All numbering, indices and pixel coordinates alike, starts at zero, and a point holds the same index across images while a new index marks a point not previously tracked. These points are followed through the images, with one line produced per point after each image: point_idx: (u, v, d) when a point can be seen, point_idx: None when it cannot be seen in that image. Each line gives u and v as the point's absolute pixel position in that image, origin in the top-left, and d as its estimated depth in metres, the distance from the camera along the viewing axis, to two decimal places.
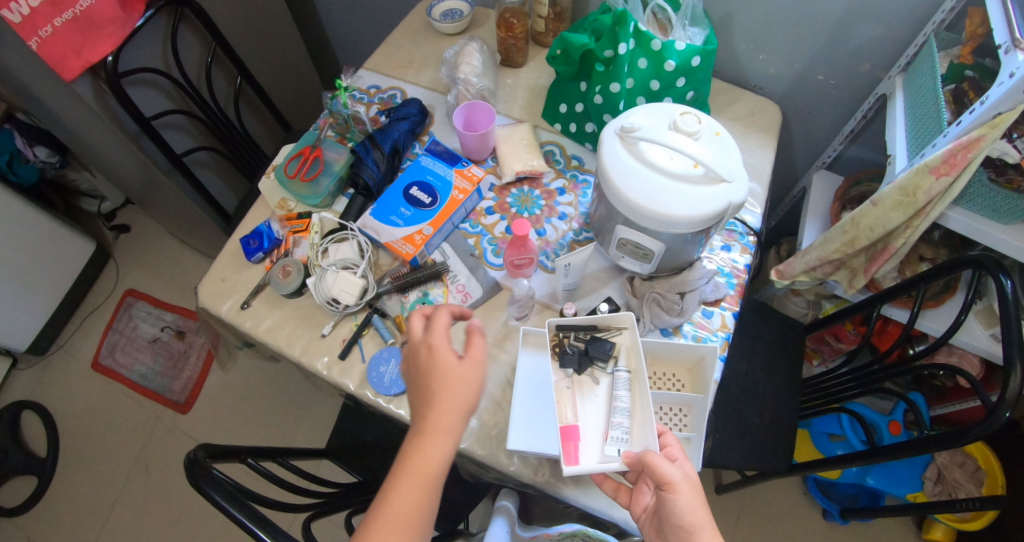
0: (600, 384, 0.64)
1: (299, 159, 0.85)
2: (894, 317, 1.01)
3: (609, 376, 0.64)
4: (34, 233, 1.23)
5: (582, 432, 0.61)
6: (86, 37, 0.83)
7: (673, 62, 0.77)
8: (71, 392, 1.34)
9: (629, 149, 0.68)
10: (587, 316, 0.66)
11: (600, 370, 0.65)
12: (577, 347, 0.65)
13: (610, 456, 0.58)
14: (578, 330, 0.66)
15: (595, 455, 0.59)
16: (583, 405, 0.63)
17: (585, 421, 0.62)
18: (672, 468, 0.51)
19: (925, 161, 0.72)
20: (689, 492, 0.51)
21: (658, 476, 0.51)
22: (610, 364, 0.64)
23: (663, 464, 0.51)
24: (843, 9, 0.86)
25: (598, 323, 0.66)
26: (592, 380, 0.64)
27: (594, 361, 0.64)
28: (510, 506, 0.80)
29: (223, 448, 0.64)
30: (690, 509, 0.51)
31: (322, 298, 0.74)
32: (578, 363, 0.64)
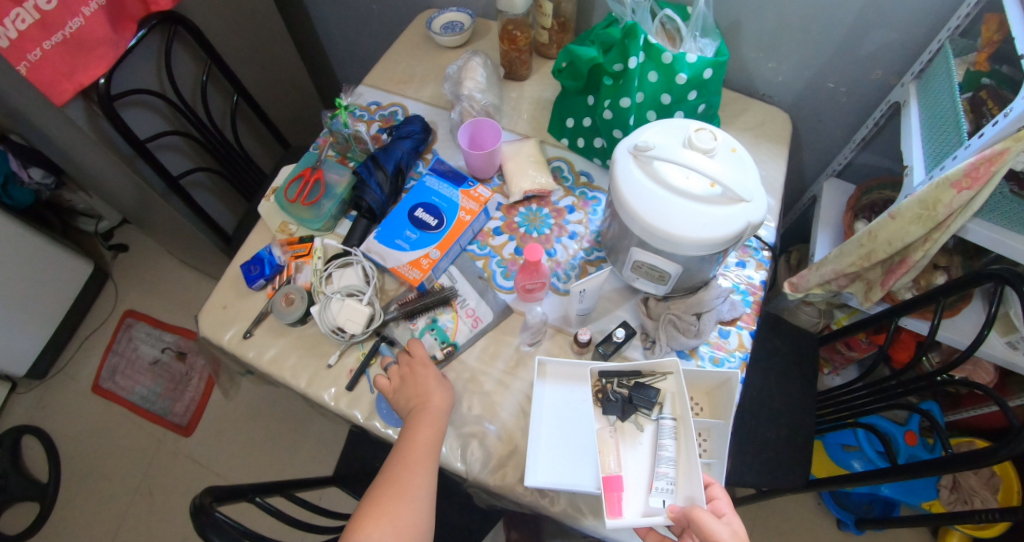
0: (645, 432, 0.62)
1: (299, 182, 0.83)
2: (911, 328, 0.98)
3: (654, 423, 0.62)
4: (30, 256, 1.21)
5: (626, 482, 0.59)
6: (77, 60, 0.80)
7: (685, 74, 0.74)
8: (71, 415, 1.32)
9: (643, 168, 0.66)
10: (631, 362, 0.63)
11: (645, 417, 0.62)
12: (621, 394, 0.62)
13: (654, 507, 0.56)
14: (622, 376, 0.64)
15: (638, 507, 0.57)
16: (627, 455, 0.60)
17: (629, 471, 0.59)
18: (720, 525, 0.49)
19: (946, 174, 0.69)
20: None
21: (705, 532, 0.49)
22: (654, 411, 0.61)
23: (710, 520, 0.49)
24: (856, 15, 0.84)
25: (642, 369, 0.63)
26: (636, 427, 0.62)
27: (638, 407, 0.62)
28: None
29: (229, 489, 0.62)
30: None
31: (327, 327, 0.72)
32: (622, 410, 0.62)
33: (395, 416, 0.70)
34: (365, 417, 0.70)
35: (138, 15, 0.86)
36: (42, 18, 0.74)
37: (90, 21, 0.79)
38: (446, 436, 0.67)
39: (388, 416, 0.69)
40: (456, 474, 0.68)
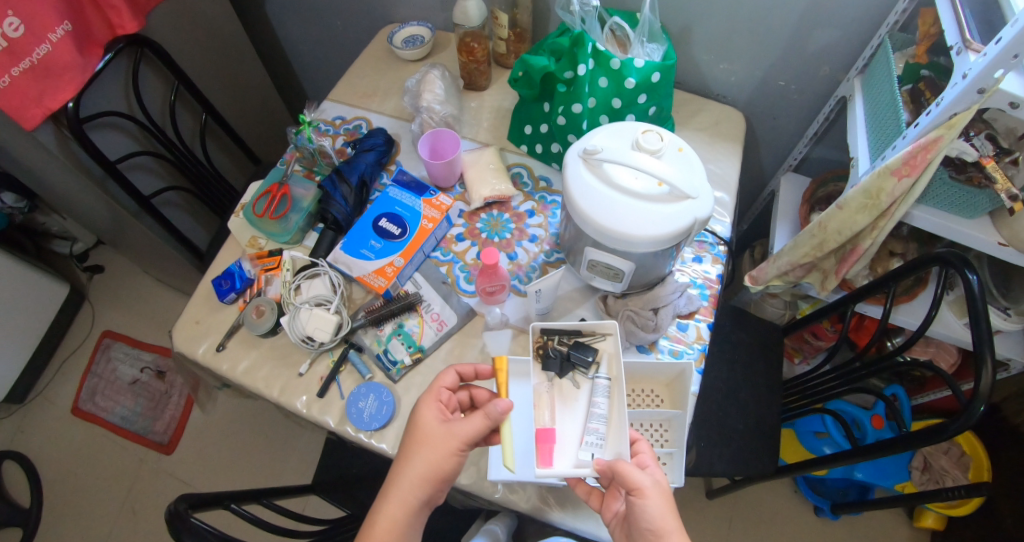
0: (581, 390, 0.64)
1: (266, 197, 0.85)
2: (869, 314, 1.02)
3: (590, 382, 0.64)
4: (5, 281, 1.21)
5: (558, 435, 0.61)
6: (45, 85, 0.81)
7: (633, 79, 0.77)
8: (52, 439, 1.32)
9: (594, 172, 0.68)
10: (572, 321, 0.65)
11: (582, 374, 0.64)
12: (560, 351, 0.65)
13: (584, 461, 0.59)
14: (563, 334, 0.66)
15: (569, 460, 0.59)
16: (562, 412, 0.62)
17: (562, 425, 0.61)
18: (641, 475, 0.53)
19: (887, 164, 0.72)
20: (657, 497, 0.53)
21: (628, 482, 0.53)
22: (591, 370, 0.64)
23: (634, 471, 0.53)
24: (799, 15, 0.87)
25: (582, 329, 0.66)
26: (574, 384, 0.64)
27: (576, 366, 0.64)
28: (496, 529, 0.79)
29: (205, 496, 0.64)
30: (658, 513, 0.52)
31: (297, 336, 0.74)
32: (560, 367, 0.64)
33: (365, 419, 0.70)
34: (336, 422, 0.71)
35: (104, 39, 0.88)
36: (9, 46, 0.75)
37: (57, 47, 0.81)
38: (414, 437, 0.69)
39: (359, 421, 0.70)
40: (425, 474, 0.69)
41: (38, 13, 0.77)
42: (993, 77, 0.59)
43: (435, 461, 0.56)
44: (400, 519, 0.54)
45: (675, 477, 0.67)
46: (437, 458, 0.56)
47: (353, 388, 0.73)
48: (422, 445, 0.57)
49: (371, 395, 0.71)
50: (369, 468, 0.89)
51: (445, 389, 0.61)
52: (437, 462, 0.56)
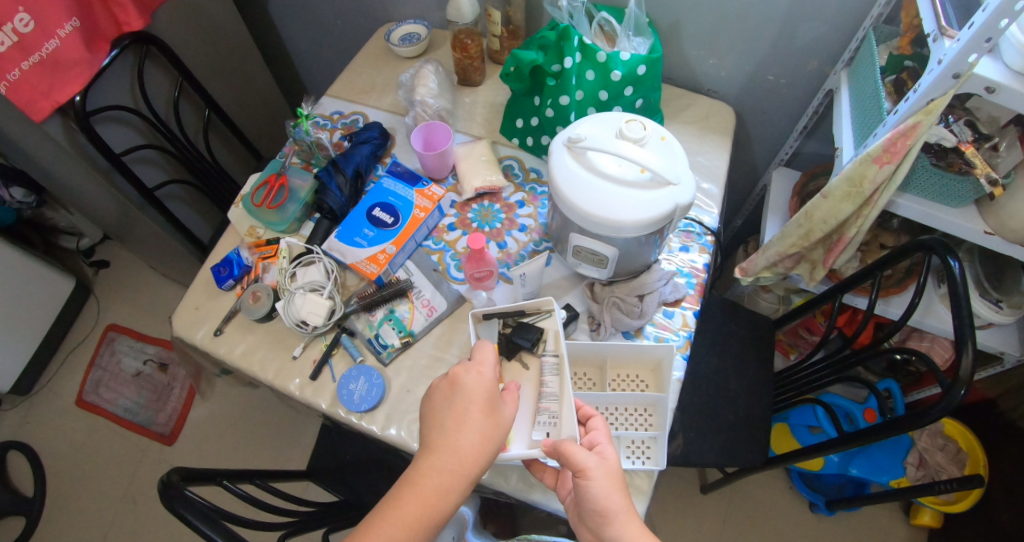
0: (529, 368, 0.64)
1: (265, 187, 0.87)
2: (858, 305, 1.03)
3: (538, 360, 0.65)
4: (13, 273, 1.25)
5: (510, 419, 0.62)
6: (53, 78, 0.84)
7: (620, 71, 0.79)
8: (56, 430, 1.35)
9: (578, 159, 0.70)
10: (513, 302, 0.67)
11: (528, 354, 0.65)
12: (504, 333, 0.66)
13: (537, 441, 0.59)
14: (506, 317, 0.67)
15: (523, 442, 0.60)
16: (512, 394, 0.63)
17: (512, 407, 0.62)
18: (585, 456, 0.52)
19: (868, 151, 0.74)
20: (602, 478, 0.52)
21: (573, 463, 0.53)
22: (537, 349, 0.64)
23: (578, 452, 0.52)
24: (785, 10, 0.89)
25: (524, 308, 0.67)
26: (522, 364, 0.64)
27: (521, 346, 0.64)
28: (467, 512, 0.81)
29: (198, 471, 0.66)
30: (603, 494, 0.51)
31: (291, 320, 0.76)
32: (505, 349, 0.65)
33: (356, 401, 0.71)
34: (328, 405, 0.73)
35: (111, 35, 0.91)
36: (20, 40, 0.79)
37: (64, 42, 0.84)
38: (403, 419, 0.71)
39: (350, 402, 0.71)
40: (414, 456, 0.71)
41: (48, 9, 0.80)
42: (967, 61, 0.61)
43: (490, 433, 0.53)
44: (451, 488, 0.51)
45: (658, 459, 0.68)
46: (493, 427, 0.53)
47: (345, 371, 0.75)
48: (477, 415, 0.53)
49: (362, 377, 0.73)
50: (362, 454, 0.90)
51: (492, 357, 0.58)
52: (490, 433, 0.53)
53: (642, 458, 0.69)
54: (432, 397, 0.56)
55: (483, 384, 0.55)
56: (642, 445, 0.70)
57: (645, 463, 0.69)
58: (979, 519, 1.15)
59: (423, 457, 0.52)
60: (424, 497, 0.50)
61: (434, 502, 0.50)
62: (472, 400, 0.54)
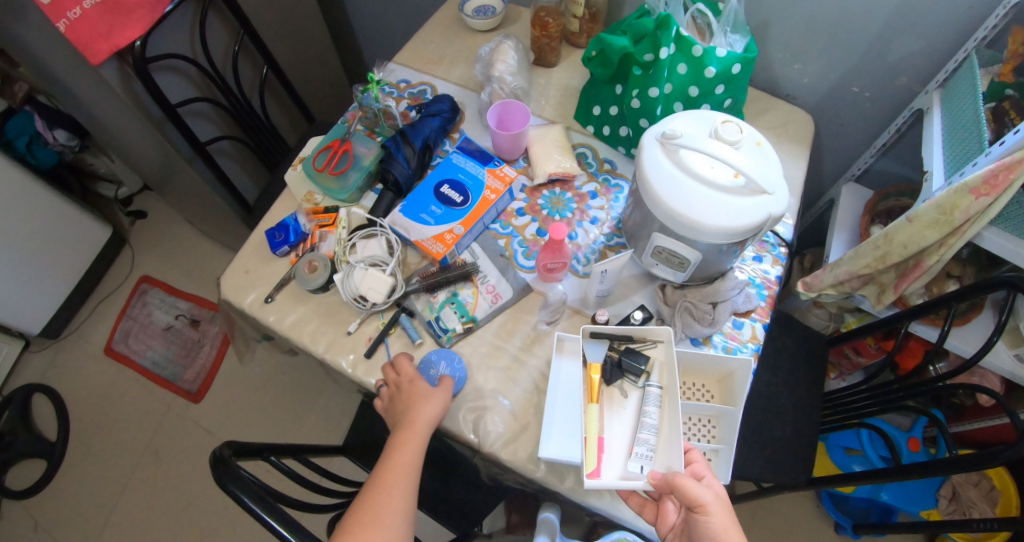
0: (629, 398, 0.63)
1: (328, 153, 0.84)
2: (921, 334, 0.99)
3: (639, 390, 0.64)
4: (50, 217, 1.23)
5: (607, 444, 0.61)
6: (114, 20, 0.82)
7: (714, 68, 0.75)
8: (81, 376, 1.34)
9: (669, 157, 0.67)
10: (623, 326, 0.64)
11: (630, 383, 0.64)
12: (612, 358, 0.64)
13: (632, 472, 0.58)
14: (613, 339, 0.65)
15: (617, 471, 0.59)
16: (610, 418, 0.62)
17: (611, 433, 0.61)
18: (703, 490, 0.51)
19: (964, 181, 0.70)
20: (721, 512, 0.51)
21: (689, 498, 0.51)
22: (641, 379, 0.63)
23: (694, 486, 0.51)
24: (884, 21, 0.85)
25: (634, 334, 0.65)
26: (621, 392, 0.63)
27: (626, 373, 0.63)
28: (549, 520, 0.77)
29: (247, 446, 0.63)
30: (723, 528, 0.51)
31: (349, 294, 0.73)
32: (609, 374, 0.63)
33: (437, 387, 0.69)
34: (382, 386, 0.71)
35: None
36: None
37: None
38: (461, 408, 0.69)
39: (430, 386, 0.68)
40: (468, 445, 0.69)
41: None
42: None
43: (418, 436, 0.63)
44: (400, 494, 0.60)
45: (720, 474, 0.66)
46: (425, 414, 0.64)
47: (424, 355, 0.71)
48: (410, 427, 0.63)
49: (441, 362, 0.70)
50: None
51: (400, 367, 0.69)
52: (421, 416, 0.64)
53: None
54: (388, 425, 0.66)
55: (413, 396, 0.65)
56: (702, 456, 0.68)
57: None
58: None
59: (379, 477, 0.61)
60: (394, 506, 0.59)
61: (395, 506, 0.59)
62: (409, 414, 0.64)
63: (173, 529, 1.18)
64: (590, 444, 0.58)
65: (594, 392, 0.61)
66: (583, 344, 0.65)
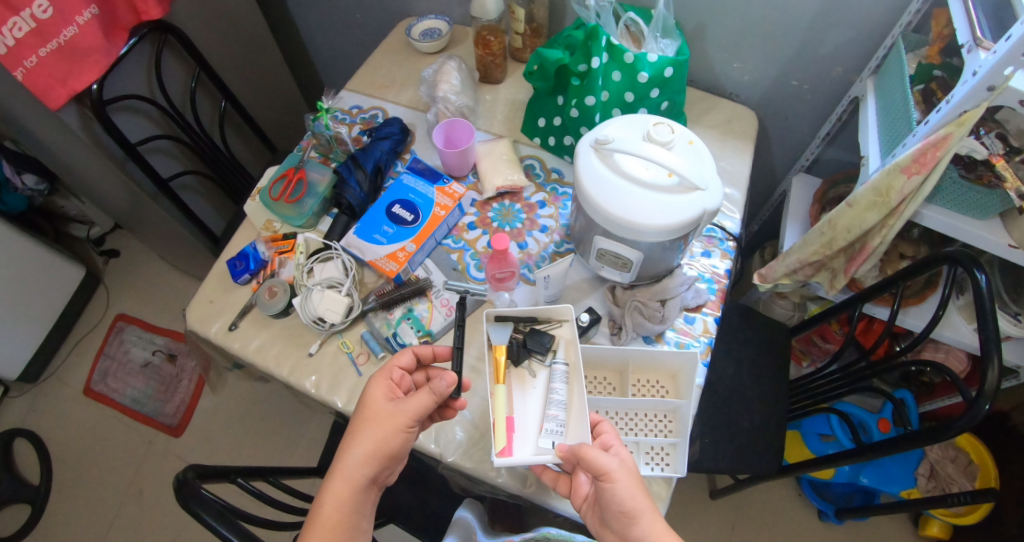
0: (538, 377, 0.65)
1: (283, 181, 0.86)
2: (876, 315, 1.01)
3: (547, 368, 0.65)
4: (24, 261, 1.24)
5: (518, 424, 0.61)
6: (71, 66, 0.83)
7: (646, 73, 0.78)
8: (63, 419, 1.34)
9: (605, 161, 0.70)
10: (528, 307, 0.66)
11: (538, 362, 0.65)
12: (517, 339, 0.65)
13: (544, 448, 0.58)
14: (518, 321, 0.66)
15: (530, 448, 0.59)
16: (519, 399, 0.63)
17: (521, 413, 0.62)
18: (608, 458, 0.51)
19: (896, 161, 0.73)
20: (626, 479, 0.51)
21: (595, 467, 0.52)
22: (548, 356, 0.64)
23: (598, 455, 0.51)
24: (813, 16, 0.88)
25: (538, 314, 0.66)
26: (530, 373, 0.65)
27: (532, 352, 0.65)
28: (469, 518, 0.75)
29: (213, 469, 0.64)
30: (629, 495, 0.51)
31: (309, 317, 0.75)
32: (517, 354, 0.65)
33: None
34: (344, 403, 0.72)
35: (129, 24, 0.90)
36: (37, 27, 0.78)
37: (83, 29, 0.83)
38: None
39: None
40: (430, 456, 0.70)
41: None
42: (1003, 74, 0.59)
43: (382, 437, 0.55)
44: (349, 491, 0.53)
45: (679, 467, 0.67)
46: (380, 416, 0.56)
47: None
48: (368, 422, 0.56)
49: None
50: None
51: (400, 369, 0.61)
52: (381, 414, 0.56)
53: (661, 464, 0.68)
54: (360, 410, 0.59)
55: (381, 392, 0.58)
56: (661, 451, 0.69)
57: (664, 469, 0.68)
58: (989, 533, 1.13)
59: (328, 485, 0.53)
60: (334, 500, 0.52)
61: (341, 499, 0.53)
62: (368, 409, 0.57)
63: None
64: (499, 424, 0.59)
65: (500, 370, 0.62)
66: (488, 328, 0.65)
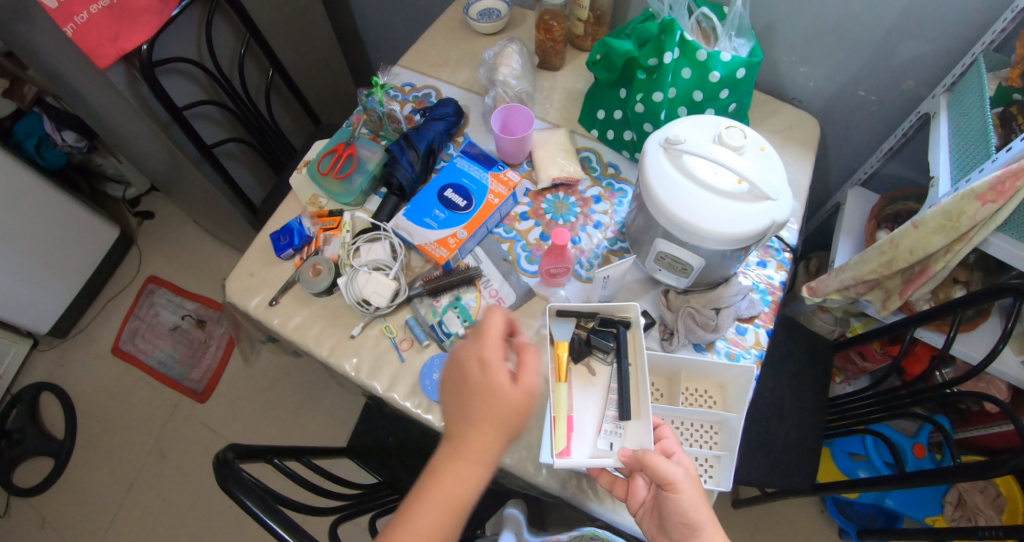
0: (598, 376, 0.63)
1: (332, 156, 0.84)
2: (925, 340, 0.98)
3: (609, 367, 0.63)
4: (58, 217, 1.24)
5: (576, 423, 0.60)
6: (122, 25, 0.82)
7: (718, 73, 0.75)
8: (89, 375, 1.35)
9: (673, 162, 0.67)
10: (590, 302, 0.64)
11: (599, 360, 0.64)
12: (580, 336, 0.64)
13: (602, 450, 0.58)
14: (581, 317, 0.65)
15: (586, 450, 0.58)
16: (579, 397, 0.62)
17: (580, 413, 0.61)
18: (673, 467, 0.50)
19: (971, 187, 0.69)
20: (691, 489, 0.50)
21: (659, 476, 0.50)
22: (610, 355, 0.63)
23: (663, 463, 0.50)
24: (890, 24, 0.84)
25: (601, 310, 0.65)
26: (591, 371, 0.63)
27: (594, 350, 0.63)
28: (518, 515, 0.77)
29: (251, 448, 0.63)
30: (693, 506, 0.50)
31: (353, 298, 0.73)
32: (578, 351, 0.63)
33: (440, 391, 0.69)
34: (384, 389, 0.71)
35: None
36: None
37: None
38: None
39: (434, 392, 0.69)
40: (470, 449, 0.69)
41: None
42: None
43: (499, 426, 0.52)
44: (469, 479, 0.51)
45: (722, 481, 0.65)
46: (508, 404, 0.52)
47: (426, 361, 0.72)
48: (485, 410, 0.52)
49: None
50: (408, 437, 0.89)
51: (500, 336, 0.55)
52: (510, 404, 0.52)
53: (704, 476, 0.67)
54: (452, 378, 0.55)
55: (493, 374, 0.53)
56: (704, 462, 0.67)
57: (707, 481, 0.66)
58: None
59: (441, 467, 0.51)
60: (453, 486, 0.51)
61: (456, 484, 0.51)
62: (481, 395, 0.52)
63: (178, 529, 1.19)
64: (559, 423, 0.58)
65: (562, 368, 0.60)
66: (549, 323, 0.65)
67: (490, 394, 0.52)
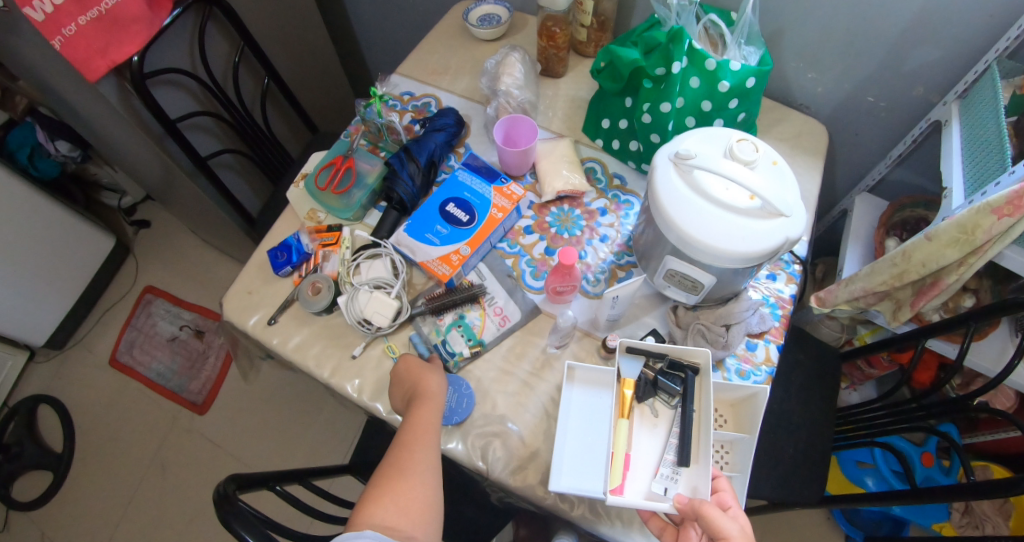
0: (661, 417, 0.62)
1: (331, 169, 0.82)
2: (936, 350, 0.95)
3: (672, 410, 0.62)
4: (52, 228, 1.22)
5: (633, 462, 0.59)
6: (111, 36, 0.79)
7: (727, 82, 0.73)
8: (86, 387, 1.34)
9: (683, 178, 0.65)
10: (659, 342, 0.63)
11: (664, 401, 0.62)
12: (647, 375, 0.63)
13: (657, 494, 0.57)
14: (650, 356, 0.64)
15: (640, 490, 0.58)
16: (638, 436, 0.60)
17: (638, 451, 0.60)
18: (730, 524, 0.50)
19: (988, 201, 0.67)
20: None
21: (715, 530, 0.50)
22: (676, 399, 0.61)
23: (721, 518, 0.49)
24: (901, 30, 0.82)
25: (671, 353, 0.63)
26: (654, 410, 0.62)
27: (659, 391, 0.62)
28: None
29: (250, 477, 0.61)
30: None
31: (354, 318, 0.72)
32: (642, 391, 0.62)
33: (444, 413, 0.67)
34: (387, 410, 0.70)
35: None
36: None
37: None
38: (467, 435, 0.67)
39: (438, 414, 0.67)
40: (475, 472, 0.68)
41: None
42: None
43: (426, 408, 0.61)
44: (422, 459, 0.58)
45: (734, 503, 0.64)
46: (434, 386, 0.64)
47: None
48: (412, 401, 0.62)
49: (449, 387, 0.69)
50: None
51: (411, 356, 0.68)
52: (432, 387, 0.63)
53: None
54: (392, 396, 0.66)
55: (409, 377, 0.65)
56: None
57: None
58: None
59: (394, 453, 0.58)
60: (417, 463, 0.57)
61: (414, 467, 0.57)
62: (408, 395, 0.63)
63: None
64: (617, 461, 0.57)
65: (627, 406, 0.59)
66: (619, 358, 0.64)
67: (420, 400, 0.62)
